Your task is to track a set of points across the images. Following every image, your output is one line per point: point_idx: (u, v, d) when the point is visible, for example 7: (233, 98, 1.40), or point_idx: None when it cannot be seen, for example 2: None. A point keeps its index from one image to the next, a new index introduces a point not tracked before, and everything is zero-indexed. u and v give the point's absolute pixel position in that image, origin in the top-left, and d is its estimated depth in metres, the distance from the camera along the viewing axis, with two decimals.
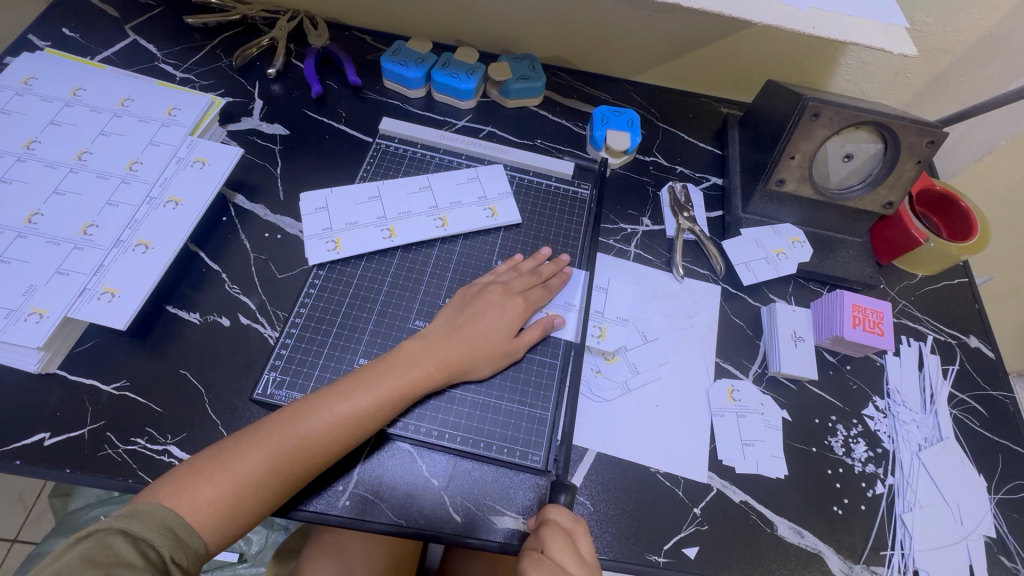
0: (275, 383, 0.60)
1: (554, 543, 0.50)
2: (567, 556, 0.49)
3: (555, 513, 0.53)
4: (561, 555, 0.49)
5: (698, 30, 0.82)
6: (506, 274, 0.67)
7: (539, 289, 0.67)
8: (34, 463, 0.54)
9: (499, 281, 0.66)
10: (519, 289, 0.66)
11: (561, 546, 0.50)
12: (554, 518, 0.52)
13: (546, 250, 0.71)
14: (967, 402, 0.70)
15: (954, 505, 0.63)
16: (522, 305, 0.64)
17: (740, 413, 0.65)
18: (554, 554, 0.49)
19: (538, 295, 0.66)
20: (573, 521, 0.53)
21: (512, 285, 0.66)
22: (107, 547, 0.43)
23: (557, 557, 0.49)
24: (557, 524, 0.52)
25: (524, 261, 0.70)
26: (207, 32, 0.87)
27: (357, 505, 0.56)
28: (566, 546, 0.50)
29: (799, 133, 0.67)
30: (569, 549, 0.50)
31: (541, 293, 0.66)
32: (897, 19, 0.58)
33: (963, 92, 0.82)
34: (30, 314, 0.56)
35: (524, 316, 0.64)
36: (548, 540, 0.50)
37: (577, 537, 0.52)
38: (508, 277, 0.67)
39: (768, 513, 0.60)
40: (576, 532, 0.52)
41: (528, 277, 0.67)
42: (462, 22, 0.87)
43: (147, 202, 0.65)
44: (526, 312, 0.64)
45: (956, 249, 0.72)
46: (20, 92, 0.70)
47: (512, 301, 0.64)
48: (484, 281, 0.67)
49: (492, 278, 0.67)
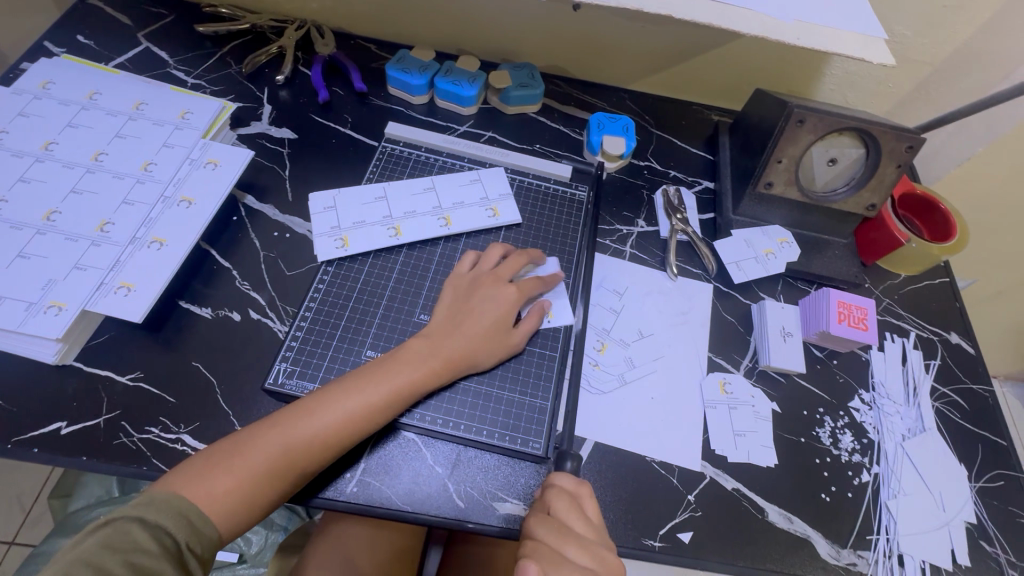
0: (286, 373, 0.62)
1: (558, 502, 0.53)
2: (572, 515, 0.52)
3: (559, 479, 0.56)
4: (565, 513, 0.52)
5: (690, 41, 0.86)
6: (492, 262, 0.70)
7: (532, 279, 0.69)
8: (51, 451, 0.56)
9: (490, 270, 0.69)
10: (509, 278, 0.68)
11: (564, 506, 0.53)
12: (558, 483, 0.55)
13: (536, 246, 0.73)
14: (948, 395, 0.73)
15: (937, 493, 0.65)
16: (515, 293, 0.67)
17: (732, 405, 0.68)
18: (559, 513, 0.52)
19: (532, 285, 0.69)
20: (576, 484, 0.56)
21: (503, 272, 0.68)
22: (124, 534, 0.44)
23: (561, 516, 0.52)
24: (559, 488, 0.55)
25: (514, 251, 0.72)
26: (218, 40, 0.90)
27: (364, 492, 0.58)
28: (570, 505, 0.53)
29: (785, 139, 0.71)
30: (575, 509, 0.53)
31: (534, 283, 0.69)
32: (877, 31, 0.61)
33: (942, 101, 0.86)
34: (49, 308, 0.59)
35: (519, 304, 0.67)
36: (553, 501, 0.53)
37: (582, 498, 0.54)
38: (497, 265, 0.69)
39: (759, 500, 0.63)
40: (581, 494, 0.55)
41: (516, 260, 0.69)
42: (463, 32, 0.90)
43: (162, 201, 0.67)
44: (520, 301, 0.67)
45: (937, 249, 0.76)
46: (39, 96, 0.72)
47: (505, 291, 0.66)
48: (468, 270, 0.69)
49: (483, 266, 0.69)
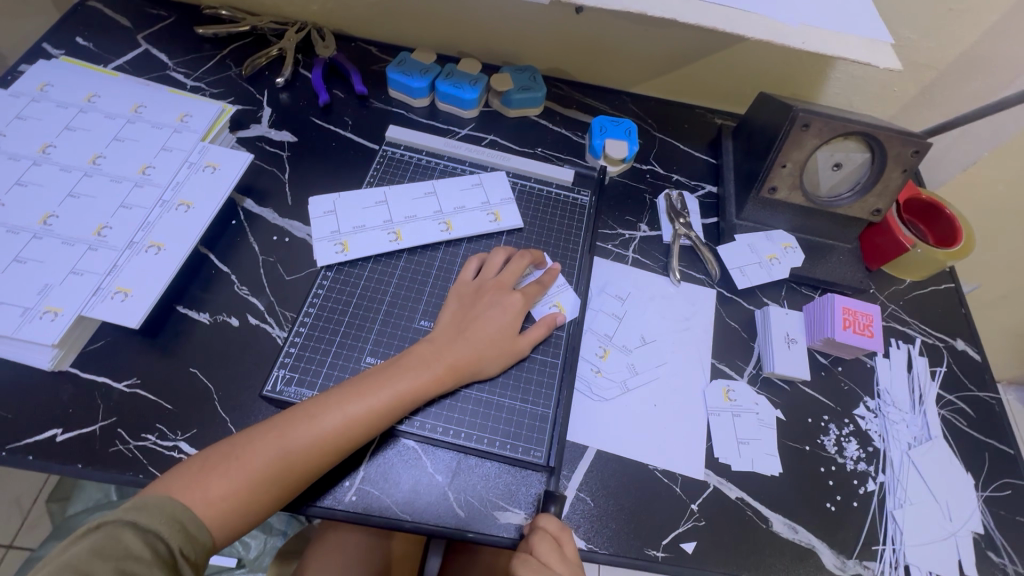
0: (285, 380, 0.62)
1: (541, 545, 0.52)
2: (554, 558, 0.51)
3: (545, 521, 0.55)
4: (548, 557, 0.51)
5: (693, 44, 0.85)
6: (496, 269, 0.69)
7: (537, 285, 0.68)
8: (47, 457, 0.55)
9: (495, 277, 0.68)
10: (512, 283, 0.68)
11: (547, 549, 0.52)
12: (543, 525, 0.54)
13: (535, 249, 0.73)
14: (954, 403, 0.72)
15: (943, 502, 0.65)
16: (521, 300, 0.66)
17: (735, 412, 0.67)
18: (542, 556, 0.51)
19: (535, 289, 0.68)
20: (560, 528, 0.55)
21: (509, 279, 0.68)
22: (116, 540, 0.44)
23: (544, 558, 0.51)
24: (545, 531, 0.53)
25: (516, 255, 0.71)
26: (218, 42, 0.89)
27: (362, 501, 0.57)
28: (552, 550, 0.52)
29: (790, 143, 0.70)
30: (556, 552, 0.52)
31: (538, 289, 0.68)
32: (883, 35, 0.61)
33: (947, 104, 0.85)
34: (45, 313, 0.58)
35: (524, 311, 0.66)
36: (536, 543, 0.52)
37: (564, 542, 0.54)
38: (502, 271, 0.69)
39: (763, 510, 0.62)
40: (563, 537, 0.54)
41: (519, 264, 0.69)
42: (465, 35, 0.90)
43: (160, 205, 0.67)
44: (525, 308, 0.66)
45: (943, 255, 0.75)
46: (36, 98, 0.72)
47: (510, 298, 0.66)
48: (471, 279, 0.68)
49: (486, 272, 0.68)
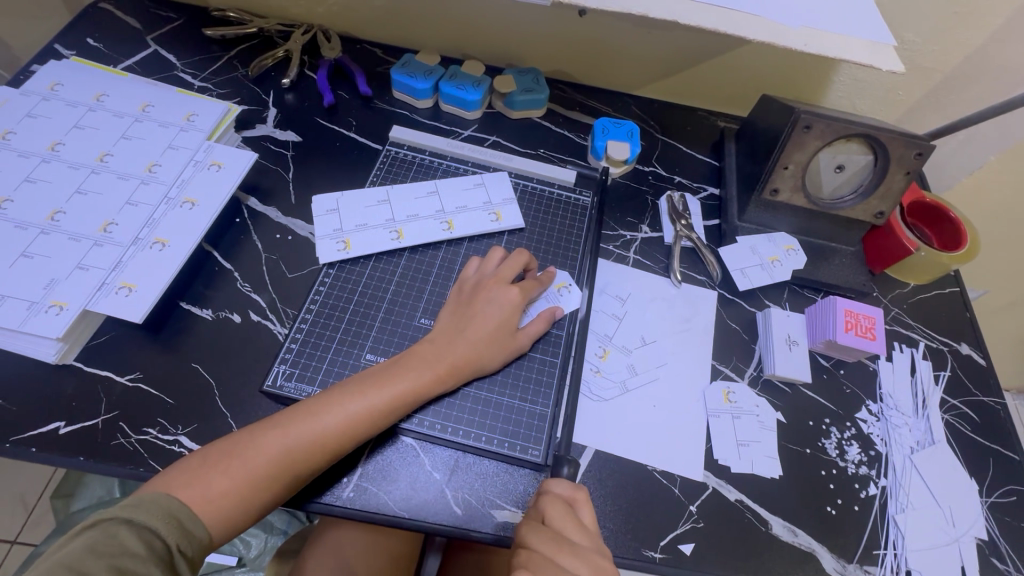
0: (285, 375, 0.62)
1: (552, 510, 0.52)
2: (567, 523, 0.51)
3: (555, 485, 0.55)
4: (561, 522, 0.51)
5: (696, 46, 0.85)
6: (496, 263, 0.69)
7: (532, 281, 0.68)
8: (48, 450, 0.56)
9: (491, 272, 0.67)
10: (511, 277, 0.67)
11: (560, 514, 0.51)
12: (554, 490, 0.54)
13: (524, 254, 0.69)
14: (958, 407, 0.71)
15: (946, 508, 0.64)
16: (518, 293, 0.66)
17: (735, 414, 0.67)
18: (554, 521, 0.51)
19: (531, 284, 0.68)
20: (573, 490, 0.54)
21: (505, 274, 0.67)
22: (112, 537, 0.44)
23: (557, 525, 0.51)
24: (556, 495, 0.53)
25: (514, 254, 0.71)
26: (225, 43, 0.90)
27: (360, 497, 0.57)
28: (565, 513, 0.52)
29: (792, 145, 0.70)
30: (569, 515, 0.52)
31: (534, 284, 0.68)
32: (886, 37, 0.60)
33: (952, 109, 0.85)
34: (50, 307, 0.59)
35: (523, 306, 0.66)
36: (548, 508, 0.52)
37: (579, 505, 0.53)
38: (497, 266, 0.68)
39: (763, 512, 0.62)
40: (577, 500, 0.54)
41: (516, 261, 0.68)
42: (469, 37, 0.90)
43: (165, 202, 0.68)
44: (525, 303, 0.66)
45: (947, 258, 0.74)
46: (47, 97, 0.73)
47: (508, 292, 0.65)
48: (475, 273, 0.68)
49: (483, 269, 0.68)
